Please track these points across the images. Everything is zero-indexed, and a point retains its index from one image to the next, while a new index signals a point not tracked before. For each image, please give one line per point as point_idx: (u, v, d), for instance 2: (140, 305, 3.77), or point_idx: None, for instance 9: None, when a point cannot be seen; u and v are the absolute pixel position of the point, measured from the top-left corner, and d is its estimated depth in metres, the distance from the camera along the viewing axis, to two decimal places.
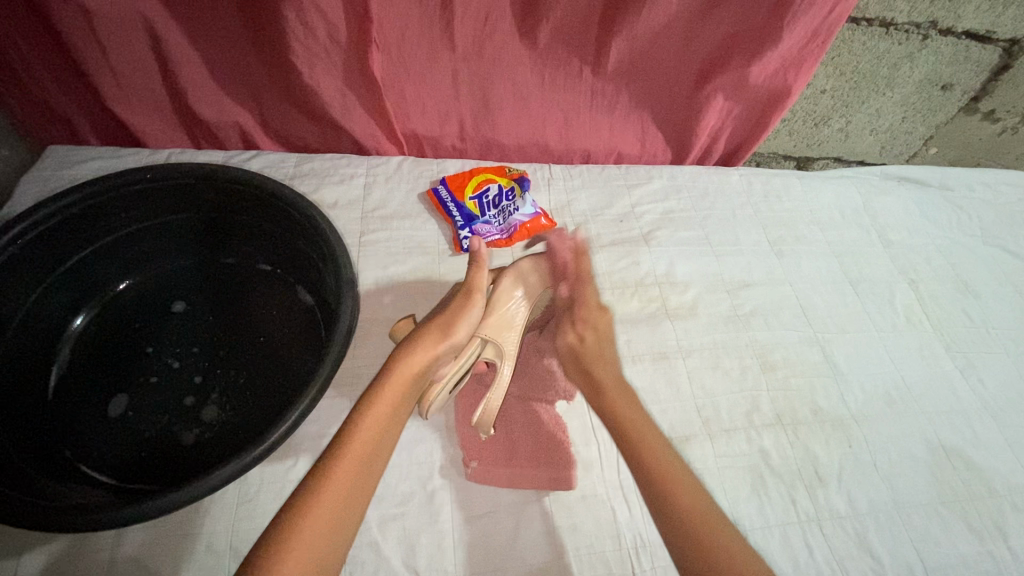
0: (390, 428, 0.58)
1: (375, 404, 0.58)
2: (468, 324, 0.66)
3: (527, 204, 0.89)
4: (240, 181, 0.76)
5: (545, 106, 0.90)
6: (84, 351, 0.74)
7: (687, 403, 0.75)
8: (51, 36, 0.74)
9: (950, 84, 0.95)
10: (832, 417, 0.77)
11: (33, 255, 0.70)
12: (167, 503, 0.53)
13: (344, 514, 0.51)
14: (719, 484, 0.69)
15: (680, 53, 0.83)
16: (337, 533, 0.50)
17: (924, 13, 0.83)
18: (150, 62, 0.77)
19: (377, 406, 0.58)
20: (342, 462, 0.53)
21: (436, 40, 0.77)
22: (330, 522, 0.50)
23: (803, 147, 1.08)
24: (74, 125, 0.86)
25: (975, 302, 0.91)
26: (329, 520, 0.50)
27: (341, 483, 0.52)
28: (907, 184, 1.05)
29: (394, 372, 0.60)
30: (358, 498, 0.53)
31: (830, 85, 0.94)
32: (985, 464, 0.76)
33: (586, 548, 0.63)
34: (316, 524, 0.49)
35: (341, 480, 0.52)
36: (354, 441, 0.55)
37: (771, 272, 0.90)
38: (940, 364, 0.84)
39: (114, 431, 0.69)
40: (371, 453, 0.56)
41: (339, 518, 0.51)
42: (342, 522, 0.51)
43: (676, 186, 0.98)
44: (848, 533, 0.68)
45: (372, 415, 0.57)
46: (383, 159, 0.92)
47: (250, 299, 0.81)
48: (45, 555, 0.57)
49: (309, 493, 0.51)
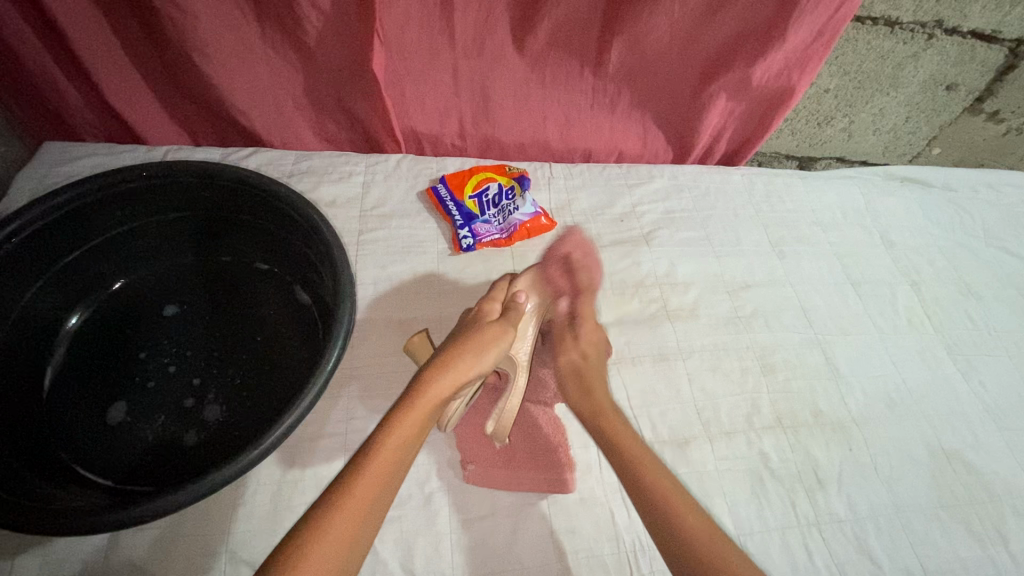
0: (414, 441, 0.57)
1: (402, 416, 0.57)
2: (499, 351, 0.66)
3: (528, 203, 0.88)
4: (236, 179, 0.75)
5: (545, 105, 0.89)
6: (80, 351, 0.74)
7: (687, 405, 0.74)
8: (48, 31, 0.73)
9: (954, 84, 0.94)
10: (833, 420, 0.76)
11: (28, 253, 0.70)
12: (161, 507, 0.52)
13: (362, 527, 0.50)
14: (718, 488, 0.69)
15: (683, 51, 0.82)
16: (355, 547, 0.49)
17: (930, 12, 0.82)
18: (149, 55, 0.76)
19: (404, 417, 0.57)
20: (365, 475, 0.52)
21: (435, 38, 0.76)
22: (350, 534, 0.49)
23: (806, 147, 1.07)
24: (72, 120, 0.86)
25: (978, 304, 0.91)
26: (349, 533, 0.49)
27: (363, 495, 0.51)
28: (910, 185, 1.04)
29: (423, 389, 0.59)
30: (377, 511, 0.52)
31: (833, 85, 0.93)
32: (985, 467, 0.76)
33: (584, 550, 0.63)
34: (336, 537, 0.48)
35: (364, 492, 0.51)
36: (379, 454, 0.54)
37: (772, 273, 0.90)
38: (942, 367, 0.84)
39: (112, 431, 0.69)
40: (395, 466, 0.54)
41: (358, 531, 0.49)
42: (360, 534, 0.49)
43: (678, 185, 0.97)
44: (848, 538, 0.68)
45: (400, 427, 0.56)
46: (382, 157, 0.92)
47: (248, 298, 0.80)
48: (40, 557, 0.56)
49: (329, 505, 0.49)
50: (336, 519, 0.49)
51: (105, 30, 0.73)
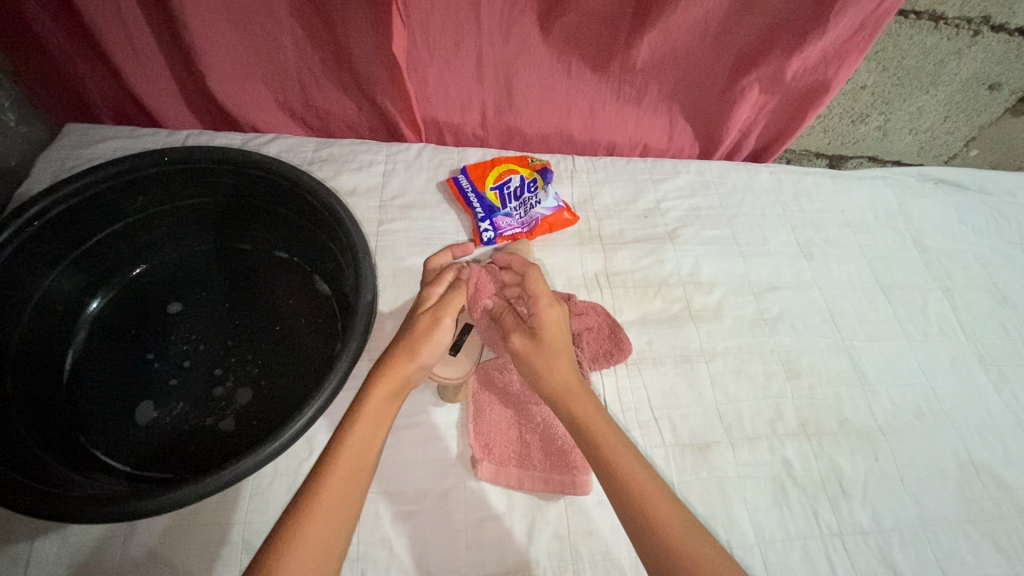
0: (375, 442, 0.55)
1: (362, 412, 0.56)
2: (429, 297, 0.65)
3: (550, 196, 0.85)
4: (259, 165, 0.74)
5: (570, 95, 0.86)
6: (100, 336, 0.74)
7: (709, 409, 0.73)
8: (69, 11, 0.72)
9: (998, 84, 0.90)
10: (859, 428, 0.75)
11: (48, 238, 0.69)
12: (179, 498, 0.52)
13: (334, 531, 0.49)
14: (739, 495, 0.67)
15: (714, 45, 0.80)
16: (328, 552, 0.48)
17: (978, 7, 0.79)
18: (170, 38, 0.75)
19: (363, 416, 0.56)
20: (328, 480, 0.51)
21: (461, 24, 0.74)
22: (321, 536, 0.48)
23: (837, 145, 1.04)
24: (94, 99, 0.85)
25: (1013, 314, 0.88)
26: (320, 540, 0.48)
27: (331, 496, 0.50)
28: (945, 187, 1.01)
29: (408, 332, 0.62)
30: (348, 513, 0.51)
31: (871, 81, 0.90)
32: (1016, 483, 0.74)
33: (601, 554, 0.62)
34: (307, 548, 0.47)
35: (333, 497, 0.51)
36: (340, 457, 0.53)
37: (799, 275, 0.87)
38: (973, 377, 0.81)
39: (137, 423, 0.68)
40: (361, 465, 0.53)
41: (330, 537, 0.49)
42: (336, 522, 0.50)
43: (703, 181, 0.95)
44: (871, 550, 0.66)
45: (393, 364, 0.59)
46: (403, 146, 0.90)
47: (266, 287, 0.79)
48: (58, 541, 0.57)
49: (298, 514, 0.49)
50: (304, 528, 0.48)
51: (129, 10, 0.71)
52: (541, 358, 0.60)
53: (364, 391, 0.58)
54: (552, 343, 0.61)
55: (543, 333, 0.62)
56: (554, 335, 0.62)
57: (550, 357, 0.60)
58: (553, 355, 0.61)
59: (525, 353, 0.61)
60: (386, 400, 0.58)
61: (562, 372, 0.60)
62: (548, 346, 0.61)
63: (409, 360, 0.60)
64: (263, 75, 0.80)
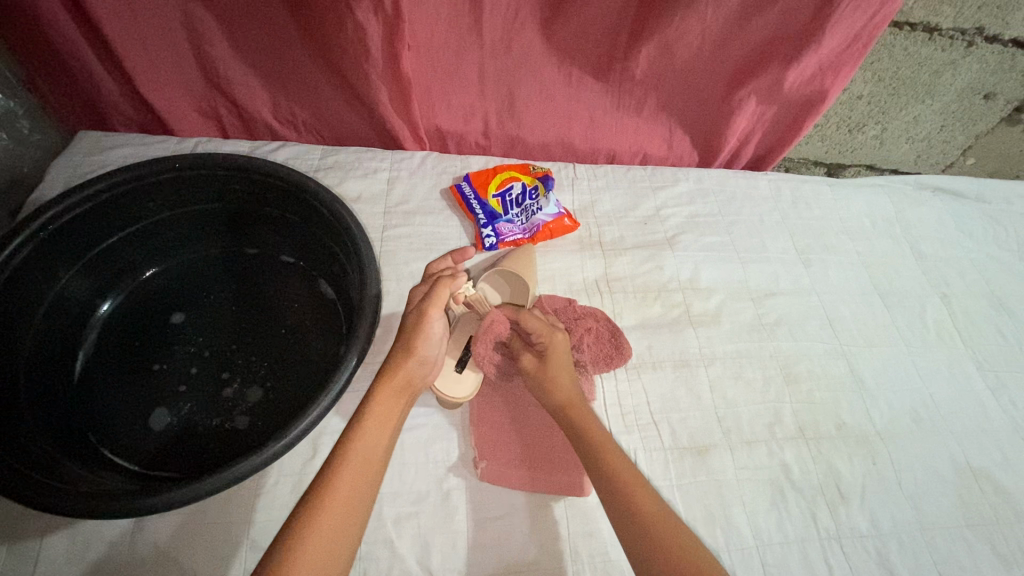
0: (386, 438, 0.57)
1: (373, 409, 0.58)
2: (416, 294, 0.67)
3: (551, 203, 0.87)
4: (266, 172, 0.76)
5: (570, 104, 0.88)
6: (109, 338, 0.75)
7: (708, 412, 0.74)
8: (85, 25, 0.74)
9: (993, 93, 0.92)
10: (857, 433, 0.75)
11: (61, 241, 0.71)
12: (188, 494, 0.53)
13: (347, 526, 0.50)
14: (738, 497, 0.68)
15: (713, 57, 0.81)
16: (341, 545, 0.49)
17: (971, 19, 0.80)
18: (183, 49, 0.78)
19: (374, 413, 0.58)
20: (339, 478, 0.52)
21: (464, 37, 0.76)
22: (334, 527, 0.49)
23: (836, 153, 1.05)
24: (106, 110, 0.87)
25: (1010, 320, 0.89)
26: (330, 539, 0.49)
27: (345, 488, 0.52)
28: (943, 195, 1.02)
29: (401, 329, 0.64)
30: (360, 508, 0.52)
31: (867, 91, 0.91)
32: (1014, 487, 0.74)
33: (600, 555, 0.63)
34: (322, 537, 0.48)
35: (347, 490, 0.52)
36: (354, 449, 0.54)
37: (798, 281, 0.88)
38: (971, 382, 0.82)
39: (151, 429, 0.69)
40: (371, 464, 0.55)
41: (343, 528, 0.50)
42: (350, 513, 0.51)
43: (702, 189, 0.96)
44: (869, 553, 0.67)
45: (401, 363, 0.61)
46: (406, 154, 0.92)
47: (271, 290, 0.81)
48: (65, 539, 0.58)
49: (314, 504, 0.50)
50: (319, 519, 0.49)
51: (141, 22, 0.74)
52: (547, 379, 0.65)
53: (373, 388, 0.60)
54: (555, 366, 0.66)
55: (548, 355, 0.66)
56: (557, 357, 0.66)
57: (551, 379, 0.65)
58: (556, 375, 0.65)
59: (532, 376, 0.66)
60: (394, 399, 0.60)
61: (568, 389, 0.64)
62: (549, 368, 0.65)
63: (403, 355, 0.61)
64: (271, 84, 0.83)
